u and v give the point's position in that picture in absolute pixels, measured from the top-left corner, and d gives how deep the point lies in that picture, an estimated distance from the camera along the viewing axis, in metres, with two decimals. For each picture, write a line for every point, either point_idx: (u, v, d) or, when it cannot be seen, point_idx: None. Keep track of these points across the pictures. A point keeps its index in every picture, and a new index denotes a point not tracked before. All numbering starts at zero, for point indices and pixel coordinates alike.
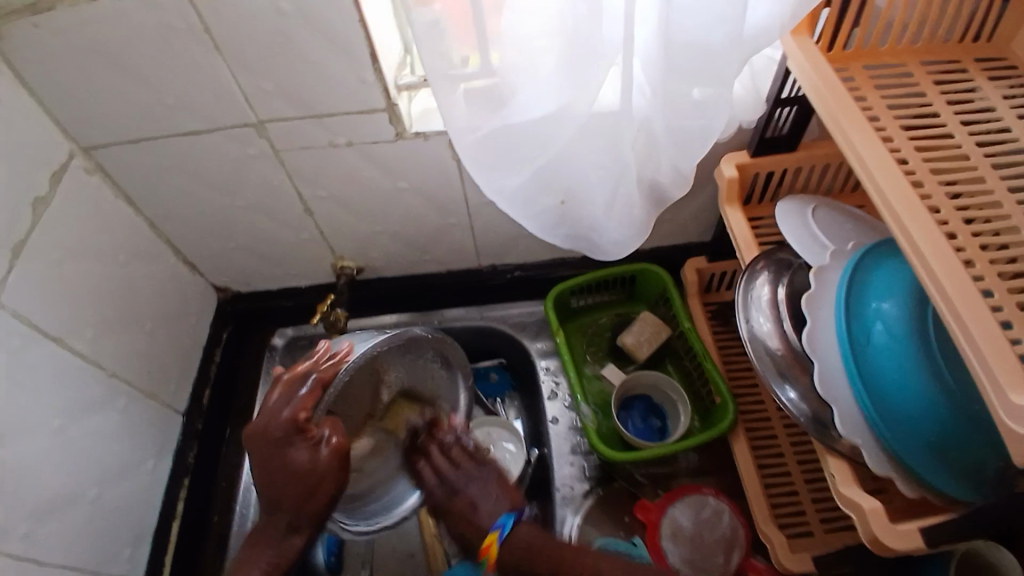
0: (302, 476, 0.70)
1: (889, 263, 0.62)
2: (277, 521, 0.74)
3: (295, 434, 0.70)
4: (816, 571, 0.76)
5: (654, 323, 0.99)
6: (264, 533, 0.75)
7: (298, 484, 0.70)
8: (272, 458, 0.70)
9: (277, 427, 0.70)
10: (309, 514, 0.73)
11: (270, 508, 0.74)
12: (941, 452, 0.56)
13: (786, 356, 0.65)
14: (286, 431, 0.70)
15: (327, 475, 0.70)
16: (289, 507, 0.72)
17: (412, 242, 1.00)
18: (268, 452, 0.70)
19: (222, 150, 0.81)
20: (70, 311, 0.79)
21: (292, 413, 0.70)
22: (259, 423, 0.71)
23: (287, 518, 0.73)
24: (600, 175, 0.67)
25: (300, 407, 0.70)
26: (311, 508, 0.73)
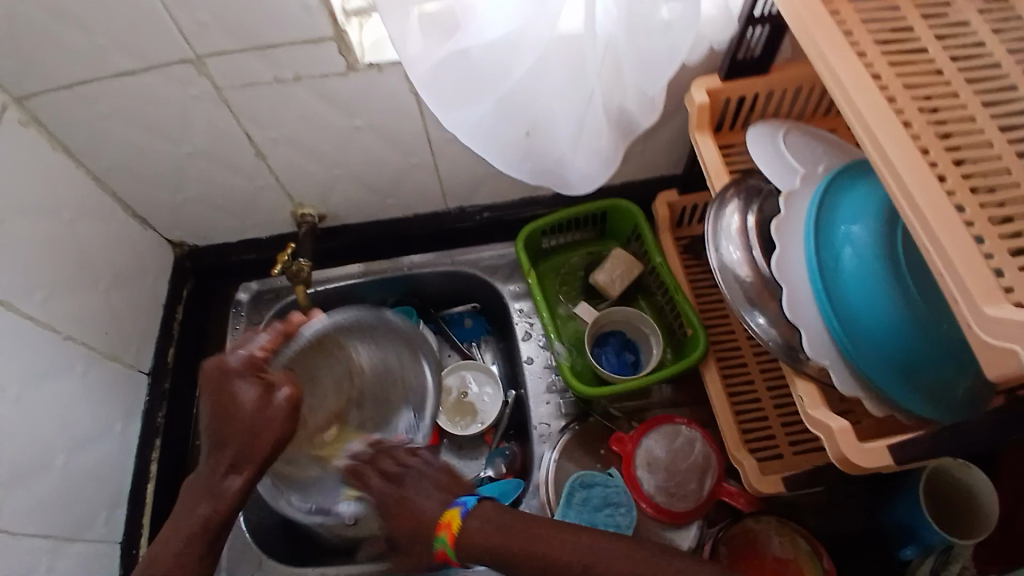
0: (248, 416, 0.65)
1: (860, 188, 0.61)
2: (221, 459, 0.65)
3: (244, 373, 0.67)
4: (786, 490, 0.77)
5: (626, 259, 0.99)
6: (200, 481, 0.65)
7: (241, 427, 0.64)
8: (221, 393, 0.66)
9: (236, 362, 0.68)
10: (246, 458, 0.64)
11: (214, 445, 0.65)
12: (909, 373, 0.57)
13: (755, 283, 0.64)
14: (238, 373, 0.67)
15: (268, 421, 0.65)
16: (228, 448, 0.64)
17: (375, 185, 0.96)
18: (221, 390, 0.66)
19: (163, 92, 0.75)
20: (16, 273, 0.75)
21: (246, 355, 0.69)
22: (218, 359, 0.68)
23: (229, 455, 0.64)
24: (564, 105, 0.64)
25: (262, 352, 0.70)
26: (258, 449, 0.64)
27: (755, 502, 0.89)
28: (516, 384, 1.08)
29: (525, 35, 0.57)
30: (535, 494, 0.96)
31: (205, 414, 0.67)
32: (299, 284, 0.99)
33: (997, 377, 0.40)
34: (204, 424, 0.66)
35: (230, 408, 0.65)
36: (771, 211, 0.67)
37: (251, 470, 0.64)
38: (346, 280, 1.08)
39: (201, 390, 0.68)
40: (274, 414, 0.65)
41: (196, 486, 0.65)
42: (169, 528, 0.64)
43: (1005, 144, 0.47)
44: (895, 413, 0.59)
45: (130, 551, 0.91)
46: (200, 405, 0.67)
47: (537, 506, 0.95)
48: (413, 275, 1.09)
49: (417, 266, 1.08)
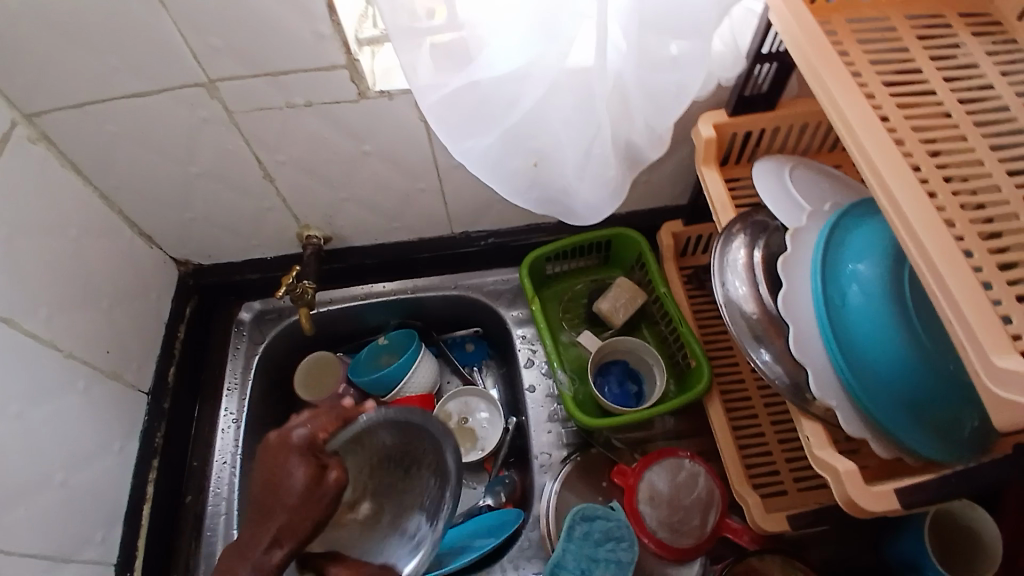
0: (296, 494, 0.65)
1: (867, 226, 0.61)
2: (263, 531, 0.65)
3: (298, 452, 0.68)
4: (791, 528, 0.76)
5: (630, 288, 0.98)
6: (242, 549, 0.65)
7: (287, 504, 0.65)
8: (277, 466, 0.68)
9: (296, 438, 0.69)
10: (289, 529, 0.64)
11: (261, 516, 0.66)
12: (916, 414, 0.57)
13: (762, 319, 0.63)
14: (296, 452, 0.68)
15: (308, 504, 0.65)
16: (274, 519, 0.65)
17: (381, 208, 0.96)
18: (276, 459, 0.69)
19: (174, 114, 0.76)
20: (21, 289, 0.75)
21: (309, 432, 0.70)
22: (281, 431, 0.71)
23: (274, 529, 0.64)
24: (571, 134, 0.64)
25: (320, 430, 0.70)
26: (297, 529, 0.64)
27: (759, 539, 0.88)
28: (517, 412, 1.07)
29: (536, 68, 0.57)
30: (535, 526, 0.95)
31: (258, 480, 0.69)
32: (301, 306, 0.99)
33: (1009, 426, 0.40)
34: (254, 490, 0.69)
35: (282, 484, 0.66)
36: (777, 245, 0.67)
37: (292, 539, 0.64)
38: (350, 302, 1.10)
39: (258, 456, 0.71)
40: (319, 497, 0.65)
41: (241, 548, 0.65)
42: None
43: (1013, 189, 0.48)
44: (901, 454, 0.58)
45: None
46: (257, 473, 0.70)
47: (536, 539, 0.94)
48: (417, 299, 1.10)
49: (421, 289, 1.10)
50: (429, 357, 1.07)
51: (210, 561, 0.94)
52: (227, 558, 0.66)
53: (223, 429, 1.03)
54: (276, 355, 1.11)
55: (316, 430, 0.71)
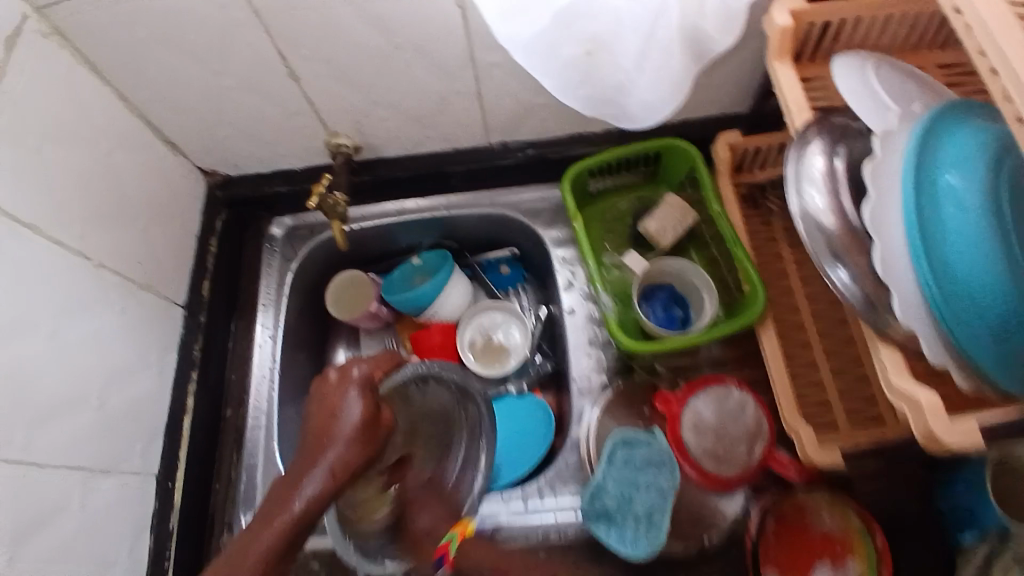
0: (353, 428, 0.69)
1: (966, 124, 0.52)
2: (318, 461, 0.67)
3: (357, 387, 0.72)
4: (844, 462, 0.70)
5: (680, 206, 0.91)
6: (287, 479, 0.67)
7: (344, 437, 0.68)
8: (332, 401, 0.71)
9: (354, 377, 0.73)
10: (344, 463, 0.67)
11: (311, 451, 0.68)
12: (1009, 345, 0.50)
13: (842, 232, 0.56)
14: (356, 388, 0.72)
15: (365, 441, 0.69)
16: (330, 449, 0.67)
17: (416, 114, 0.89)
18: (331, 395, 0.72)
19: (192, 1, 0.69)
20: (48, 196, 0.72)
21: (367, 371, 0.74)
22: (335, 369, 0.75)
23: (326, 463, 0.66)
24: (632, 10, 0.56)
25: (376, 370, 0.75)
26: (352, 463, 0.67)
27: (809, 473, 0.83)
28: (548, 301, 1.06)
29: None
30: (574, 450, 0.93)
31: (309, 413, 0.73)
32: (335, 219, 0.96)
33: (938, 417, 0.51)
34: (303, 423, 0.72)
35: (339, 417, 0.70)
36: (860, 152, 0.58)
37: (346, 474, 0.67)
38: (382, 219, 1.05)
39: (310, 396, 0.75)
40: (375, 434, 0.71)
41: (288, 481, 0.66)
42: (254, 528, 0.63)
43: None
44: (982, 386, 0.52)
45: (165, 485, 0.90)
46: (305, 407, 0.74)
47: (574, 463, 0.92)
48: (451, 217, 1.05)
49: (455, 207, 1.04)
50: (460, 281, 1.04)
51: (252, 473, 0.96)
52: (274, 490, 0.67)
53: (259, 343, 1.03)
54: (314, 266, 1.08)
55: (372, 369, 0.75)
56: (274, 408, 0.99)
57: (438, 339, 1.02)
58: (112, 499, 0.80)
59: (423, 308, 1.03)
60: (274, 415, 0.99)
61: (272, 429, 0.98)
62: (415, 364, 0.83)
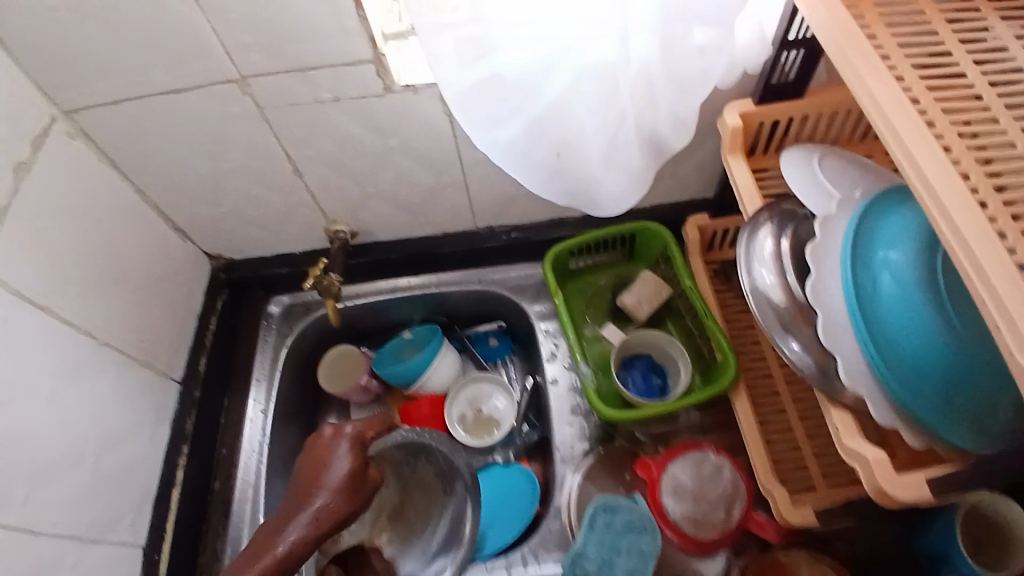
0: (340, 479, 0.75)
1: (896, 211, 0.60)
2: (303, 510, 0.72)
3: (348, 442, 0.78)
4: (818, 522, 0.74)
5: (655, 281, 0.98)
6: (272, 529, 0.72)
7: (331, 488, 0.74)
8: (324, 455, 0.77)
9: (344, 435, 0.79)
10: (328, 511, 0.72)
11: (298, 501, 0.74)
12: (954, 404, 0.55)
13: (789, 307, 0.63)
14: (345, 449, 0.77)
15: (350, 491, 0.74)
16: (317, 498, 0.73)
17: (409, 203, 0.97)
18: (323, 451, 0.78)
19: (209, 110, 0.78)
20: (58, 275, 0.77)
21: (359, 429, 0.80)
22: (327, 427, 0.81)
23: (313, 509, 0.72)
24: (597, 122, 0.65)
25: (367, 429, 0.81)
26: (336, 511, 0.72)
27: (786, 534, 0.86)
28: (535, 371, 1.11)
29: (566, 58, 0.59)
30: (557, 517, 0.96)
31: (300, 469, 0.78)
32: (329, 298, 1.01)
33: (904, 492, 0.55)
34: (296, 478, 0.78)
35: (329, 468, 0.76)
36: (805, 236, 0.66)
37: (328, 522, 0.72)
38: (376, 295, 1.11)
39: (303, 454, 0.80)
40: (360, 488, 0.76)
41: (275, 527, 0.72)
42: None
43: None
44: (934, 444, 0.57)
45: (152, 556, 0.90)
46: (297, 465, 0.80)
47: (558, 530, 0.95)
48: (442, 294, 1.11)
49: (445, 284, 1.11)
50: (450, 353, 1.09)
51: (238, 541, 0.96)
52: (257, 541, 0.72)
53: (251, 418, 1.05)
54: (307, 344, 1.13)
55: (365, 428, 0.81)
56: (262, 482, 1.00)
57: (426, 409, 1.07)
58: (101, 566, 0.81)
59: (412, 381, 1.07)
60: (261, 489, 1.00)
61: (259, 500, 0.99)
62: (401, 430, 0.86)
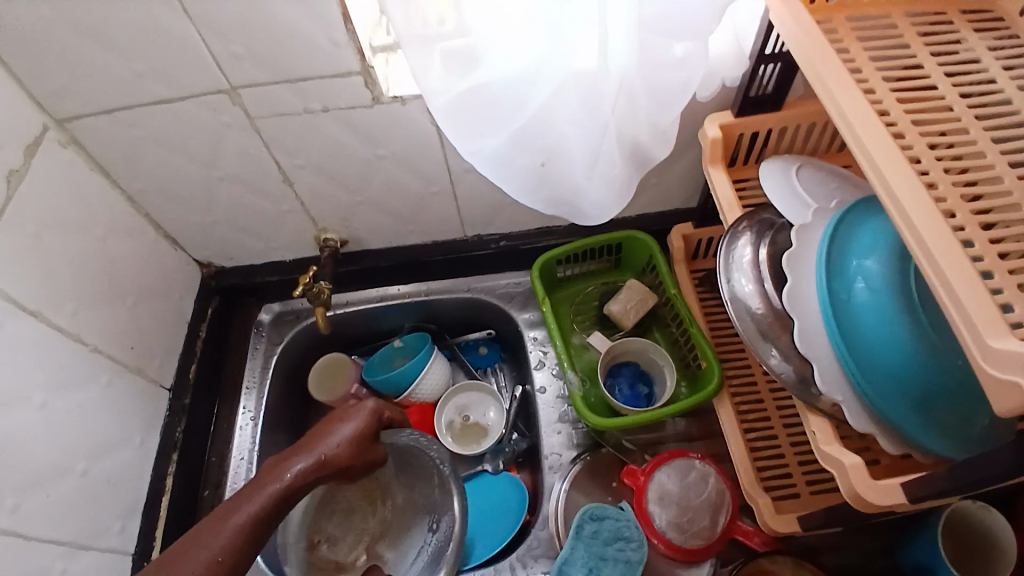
0: (350, 436, 0.74)
1: (873, 220, 0.61)
2: (311, 453, 0.72)
3: (367, 411, 0.78)
4: (802, 530, 0.76)
5: (641, 290, 0.99)
6: (278, 462, 0.72)
7: (342, 440, 0.74)
8: (342, 413, 0.78)
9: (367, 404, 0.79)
10: (332, 459, 0.72)
11: (310, 445, 0.74)
12: (928, 410, 0.56)
13: (767, 315, 0.64)
14: (361, 413, 0.77)
15: (359, 444, 0.75)
16: (327, 445, 0.73)
17: (399, 212, 0.99)
18: (345, 411, 0.78)
19: (200, 119, 0.79)
20: (50, 283, 0.78)
21: (379, 404, 0.79)
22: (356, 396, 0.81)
23: (318, 454, 0.72)
24: (579, 133, 0.66)
25: (386, 408, 0.80)
26: (338, 462, 0.72)
27: (771, 541, 0.87)
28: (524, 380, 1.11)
29: (547, 70, 0.60)
30: (544, 525, 0.95)
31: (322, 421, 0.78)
32: (318, 306, 1.01)
33: (879, 498, 0.55)
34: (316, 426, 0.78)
35: (344, 424, 0.76)
36: (783, 244, 0.67)
37: (329, 470, 0.72)
38: (366, 303, 1.12)
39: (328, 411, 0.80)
40: (364, 452, 0.75)
41: (283, 459, 0.72)
42: (225, 505, 0.68)
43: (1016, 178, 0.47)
44: (911, 450, 0.58)
45: (141, 564, 0.90)
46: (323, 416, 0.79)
47: (546, 539, 0.95)
48: (432, 302, 1.12)
49: (435, 293, 1.12)
50: (440, 360, 1.09)
51: None
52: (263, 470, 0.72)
53: (241, 426, 1.06)
54: (296, 351, 1.14)
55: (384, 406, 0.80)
56: None
57: (415, 417, 1.07)
58: (89, 574, 0.81)
59: (403, 389, 1.07)
60: None
61: None
62: (408, 430, 0.91)
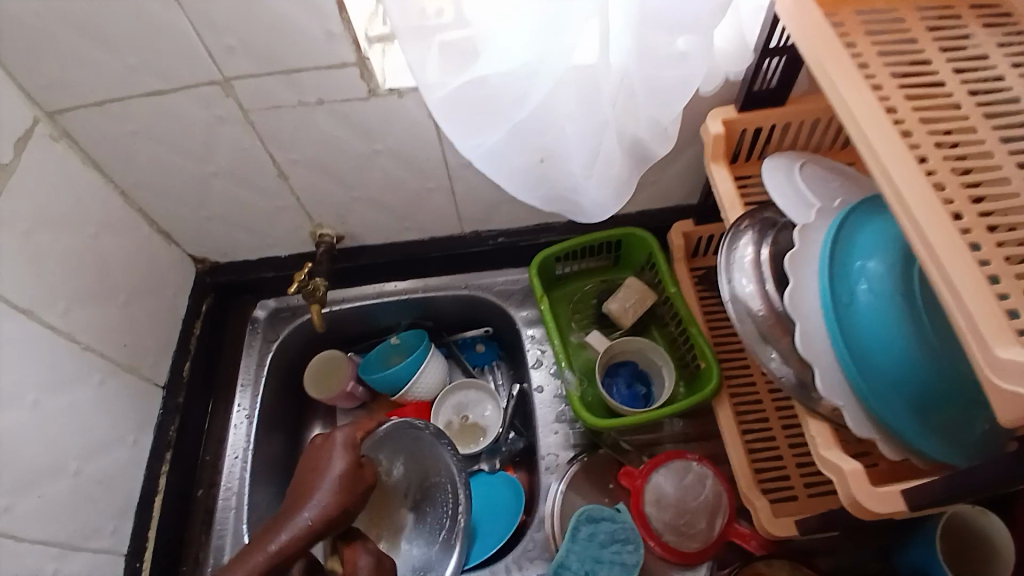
0: (331, 479, 0.72)
1: (876, 222, 0.60)
2: (297, 506, 0.70)
3: (340, 447, 0.75)
4: (799, 534, 0.74)
5: (640, 289, 0.98)
6: (269, 528, 0.70)
7: (326, 487, 0.71)
8: (319, 457, 0.75)
9: (336, 440, 0.76)
10: (322, 512, 0.69)
11: (296, 498, 0.72)
12: (928, 417, 0.55)
13: (768, 317, 0.62)
14: (340, 448, 0.75)
15: (343, 491, 0.71)
16: (311, 497, 0.71)
17: (395, 208, 0.97)
18: (316, 454, 0.76)
19: (194, 112, 0.78)
20: (43, 280, 0.77)
21: (350, 433, 0.77)
22: (320, 433, 0.78)
23: (304, 504, 0.70)
24: (578, 128, 0.65)
25: (358, 430, 0.78)
26: (328, 513, 0.70)
27: (768, 545, 0.86)
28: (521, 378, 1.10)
29: (549, 61, 0.59)
30: (540, 526, 0.94)
31: (300, 467, 0.77)
32: (313, 303, 1.00)
33: (879, 506, 0.54)
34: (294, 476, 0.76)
35: (323, 471, 0.73)
36: (785, 243, 0.66)
37: (322, 522, 0.69)
38: (362, 300, 1.11)
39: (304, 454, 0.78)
40: (355, 485, 0.73)
41: (271, 523, 0.70)
42: None
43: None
44: (910, 455, 0.56)
45: (133, 565, 0.89)
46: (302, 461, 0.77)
47: (541, 540, 0.94)
48: (428, 300, 1.11)
49: (432, 290, 1.10)
50: (437, 360, 1.07)
51: (220, 554, 0.95)
52: (254, 539, 0.70)
53: (235, 425, 1.04)
54: (292, 348, 1.12)
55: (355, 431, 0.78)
56: (245, 487, 0.99)
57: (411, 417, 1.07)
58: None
59: (399, 388, 1.07)
60: (244, 496, 0.99)
61: (242, 511, 0.98)
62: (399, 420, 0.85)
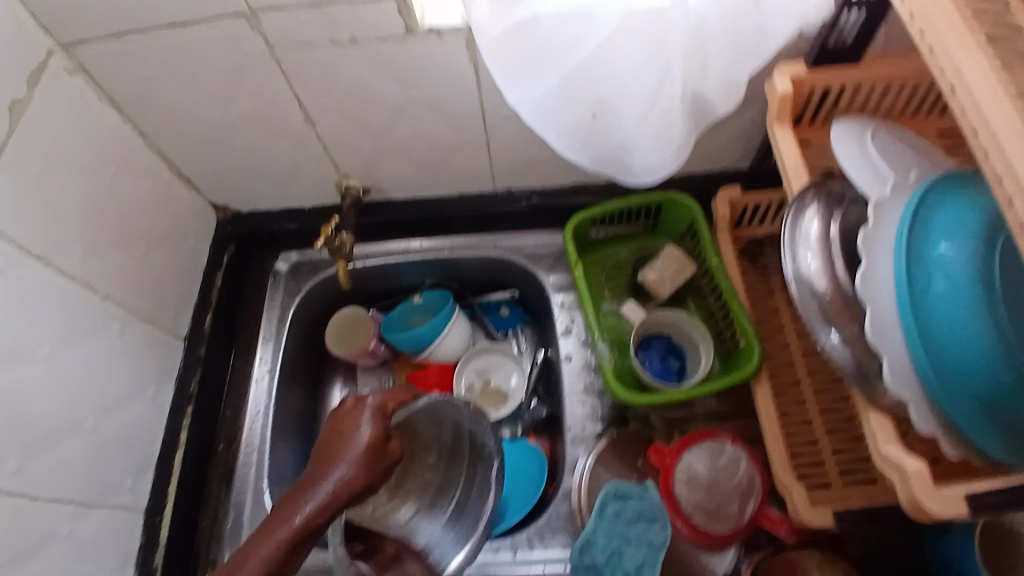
0: (356, 452, 0.63)
1: (956, 201, 0.54)
2: (321, 476, 0.62)
3: (370, 413, 0.66)
4: (835, 524, 0.70)
5: (679, 259, 0.93)
6: (291, 496, 0.62)
7: (351, 459, 0.63)
8: (345, 424, 0.66)
9: (363, 405, 0.67)
10: (345, 484, 0.62)
11: (316, 468, 0.63)
12: (1000, 418, 0.50)
13: (834, 298, 0.57)
14: (367, 414, 0.66)
15: (370, 464, 0.63)
16: (335, 468, 0.62)
17: (425, 161, 0.92)
18: (343, 420, 0.67)
19: (217, 48, 0.73)
20: (58, 226, 0.74)
21: (380, 399, 0.67)
22: (350, 396, 0.69)
23: (328, 476, 0.62)
24: (638, 81, 0.59)
25: (389, 400, 0.67)
26: (349, 487, 0.62)
27: (799, 532, 0.83)
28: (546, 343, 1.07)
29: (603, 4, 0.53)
30: (565, 499, 0.92)
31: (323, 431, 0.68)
32: (339, 259, 0.97)
33: (940, 510, 0.51)
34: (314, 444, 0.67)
35: (348, 438, 0.64)
36: (855, 220, 0.60)
37: (345, 496, 0.61)
38: (387, 256, 1.07)
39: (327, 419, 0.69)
40: (379, 462, 0.64)
41: (295, 490, 0.63)
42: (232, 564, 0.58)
43: None
44: (971, 456, 0.53)
45: (152, 519, 0.89)
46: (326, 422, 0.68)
47: (565, 513, 0.91)
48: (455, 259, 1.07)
49: (456, 249, 1.06)
50: (462, 319, 1.05)
51: (241, 511, 0.94)
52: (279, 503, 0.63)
53: (257, 378, 1.02)
54: (315, 303, 1.09)
55: (388, 398, 0.68)
56: (266, 445, 0.98)
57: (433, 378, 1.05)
58: (98, 531, 0.79)
59: (421, 348, 1.03)
60: (265, 455, 0.97)
61: (260, 468, 0.96)
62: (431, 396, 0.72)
